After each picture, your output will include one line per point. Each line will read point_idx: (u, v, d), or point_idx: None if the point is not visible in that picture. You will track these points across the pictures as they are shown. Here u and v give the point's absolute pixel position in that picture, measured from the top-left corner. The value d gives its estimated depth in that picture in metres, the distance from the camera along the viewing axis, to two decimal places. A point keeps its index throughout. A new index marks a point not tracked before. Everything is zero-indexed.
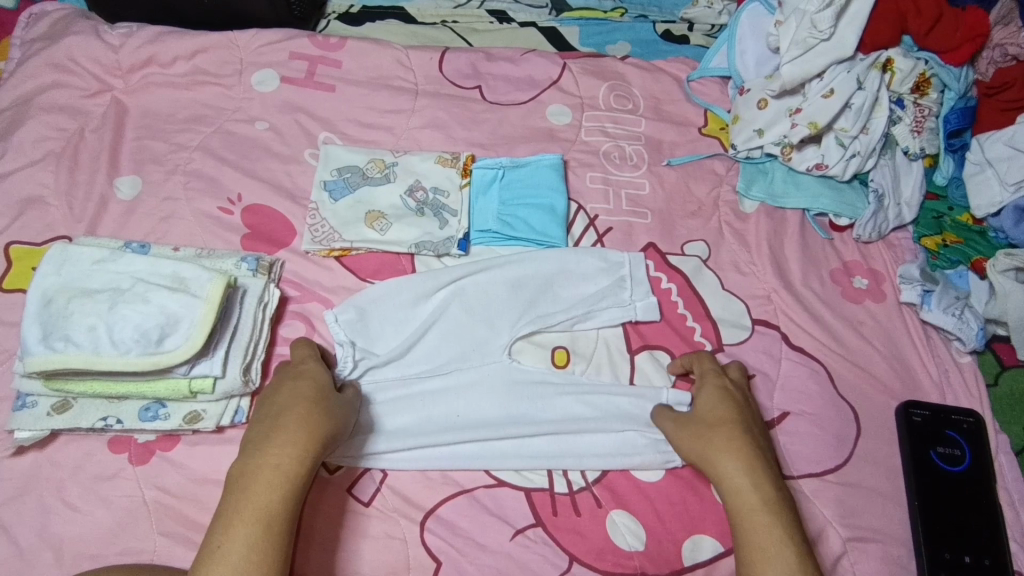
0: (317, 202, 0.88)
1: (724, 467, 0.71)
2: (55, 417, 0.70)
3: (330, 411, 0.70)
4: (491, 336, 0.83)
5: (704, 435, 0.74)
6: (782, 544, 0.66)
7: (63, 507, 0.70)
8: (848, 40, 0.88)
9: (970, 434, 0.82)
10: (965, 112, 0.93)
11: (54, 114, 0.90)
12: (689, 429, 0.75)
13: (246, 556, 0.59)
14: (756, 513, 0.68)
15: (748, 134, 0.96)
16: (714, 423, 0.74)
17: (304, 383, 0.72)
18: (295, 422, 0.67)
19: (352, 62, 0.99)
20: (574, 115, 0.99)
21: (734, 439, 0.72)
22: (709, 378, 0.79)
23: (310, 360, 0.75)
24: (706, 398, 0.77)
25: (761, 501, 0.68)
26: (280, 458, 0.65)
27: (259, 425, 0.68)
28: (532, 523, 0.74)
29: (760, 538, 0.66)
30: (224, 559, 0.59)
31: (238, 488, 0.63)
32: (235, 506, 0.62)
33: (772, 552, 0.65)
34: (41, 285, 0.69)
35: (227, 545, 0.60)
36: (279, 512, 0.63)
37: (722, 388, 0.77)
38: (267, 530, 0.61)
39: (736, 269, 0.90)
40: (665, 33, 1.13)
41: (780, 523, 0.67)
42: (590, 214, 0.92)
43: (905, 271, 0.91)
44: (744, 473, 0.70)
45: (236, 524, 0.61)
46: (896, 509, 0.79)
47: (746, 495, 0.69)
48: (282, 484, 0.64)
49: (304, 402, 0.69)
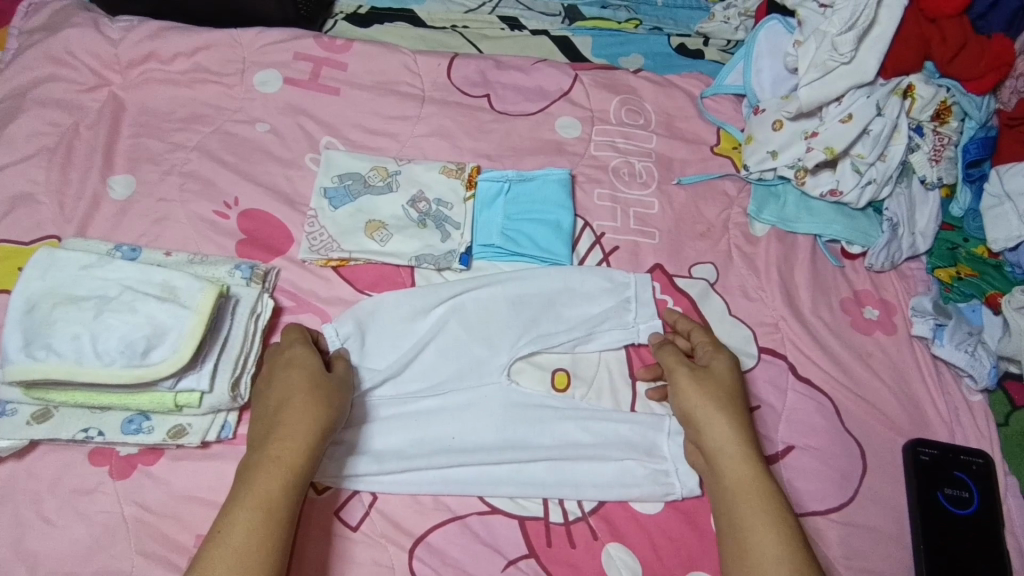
0: (316, 209, 0.85)
1: (727, 440, 0.70)
2: (35, 426, 0.69)
3: (329, 399, 0.68)
4: (490, 355, 0.81)
5: (714, 401, 0.72)
6: (773, 521, 0.65)
7: (39, 521, 0.68)
8: (869, 64, 0.86)
9: (979, 475, 0.80)
10: (986, 142, 0.90)
11: (49, 109, 0.88)
12: (707, 386, 0.73)
13: (248, 539, 0.59)
14: (753, 491, 0.67)
15: (761, 155, 0.94)
16: (727, 393, 0.73)
17: (297, 369, 0.70)
18: (295, 413, 0.66)
19: (358, 65, 0.97)
20: (584, 128, 0.96)
21: (738, 415, 0.72)
22: (721, 350, 0.78)
23: (298, 344, 0.73)
24: (721, 365, 0.76)
25: (758, 480, 0.68)
26: (281, 447, 0.64)
27: (263, 420, 0.68)
28: (524, 554, 0.72)
29: (754, 515, 0.65)
30: (224, 542, 0.58)
31: (242, 479, 0.63)
32: (239, 495, 0.62)
33: (768, 530, 0.64)
34: (24, 291, 0.68)
35: (228, 531, 0.59)
36: (279, 500, 0.62)
37: (733, 362, 0.77)
38: (268, 515, 0.61)
39: (744, 295, 0.88)
40: (680, 47, 1.10)
41: (775, 502, 0.66)
42: (597, 231, 0.90)
43: (917, 303, 0.89)
44: (746, 451, 0.70)
45: (237, 509, 0.60)
46: (900, 551, 0.77)
47: (742, 471, 0.68)
48: (283, 474, 0.63)
49: (302, 391, 0.68)
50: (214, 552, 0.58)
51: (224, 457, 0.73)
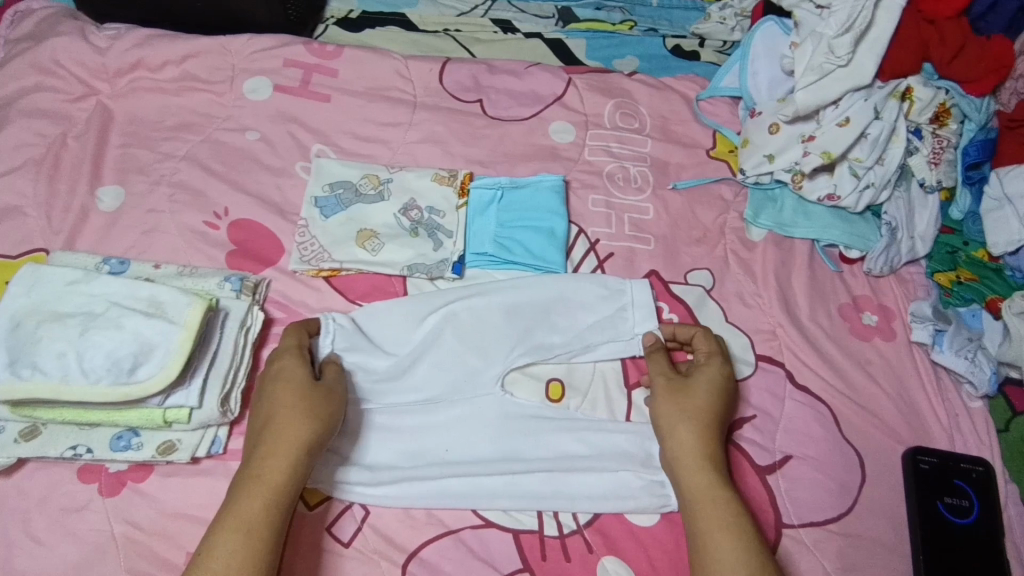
0: (307, 218, 0.84)
1: (690, 454, 0.70)
2: (22, 444, 0.68)
3: (313, 414, 0.67)
4: (484, 366, 0.80)
5: (682, 415, 0.72)
6: (728, 537, 0.65)
7: (28, 540, 0.67)
8: (866, 67, 0.85)
9: (979, 484, 0.79)
10: (985, 145, 0.88)
11: (37, 120, 0.87)
12: (679, 399, 0.73)
13: (226, 562, 0.59)
14: (712, 506, 0.67)
15: (758, 159, 0.92)
16: (700, 403, 0.73)
17: (282, 383, 0.69)
18: (278, 432, 0.66)
19: (349, 71, 0.96)
20: (578, 133, 0.95)
21: (706, 427, 0.72)
22: (714, 359, 0.77)
23: (288, 355, 0.72)
24: (702, 376, 0.75)
25: (717, 495, 0.68)
26: (263, 468, 0.64)
27: (251, 438, 0.68)
28: (519, 568, 0.71)
29: (710, 532, 0.66)
30: (202, 565, 0.58)
31: (227, 500, 0.63)
32: (221, 517, 0.62)
33: (724, 547, 0.65)
34: (9, 309, 0.67)
35: (209, 552, 0.59)
36: (261, 521, 0.62)
37: (724, 373, 0.76)
38: (248, 536, 0.60)
39: (741, 301, 0.87)
40: (676, 48, 1.09)
41: (732, 517, 0.66)
42: (591, 237, 0.89)
43: (916, 309, 0.88)
44: (707, 465, 0.70)
45: (217, 533, 0.60)
46: (899, 562, 0.76)
47: (703, 485, 0.69)
48: (264, 494, 0.63)
49: (286, 407, 0.67)
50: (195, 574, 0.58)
51: (215, 472, 0.72)
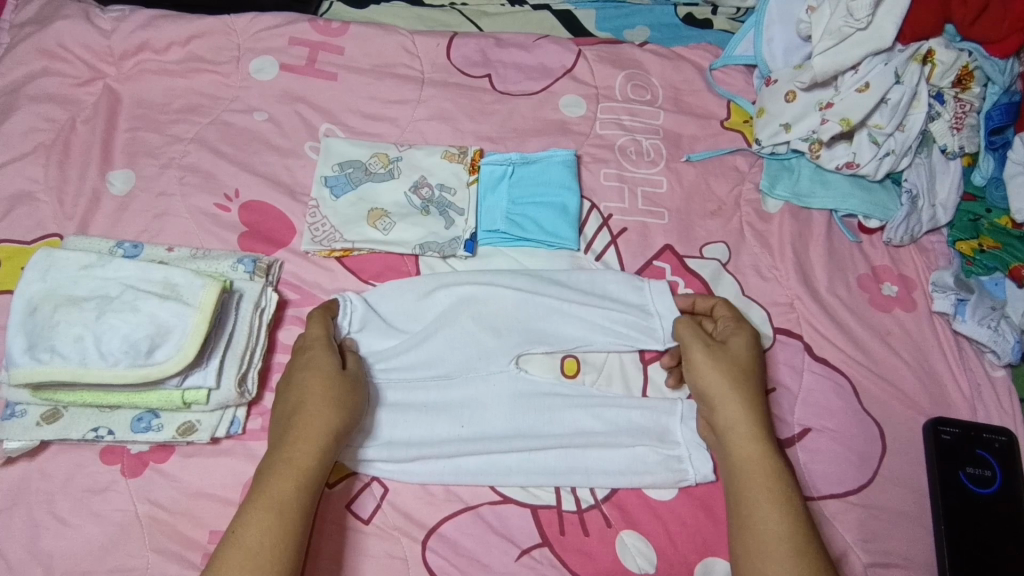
0: (317, 198, 0.84)
1: (738, 423, 0.69)
2: (44, 427, 0.68)
3: (341, 402, 0.68)
4: (499, 344, 0.79)
5: (728, 383, 0.71)
6: (775, 509, 0.65)
7: (53, 521, 0.68)
8: (886, 30, 0.84)
9: (1002, 453, 0.78)
10: (1010, 108, 0.85)
11: (45, 105, 0.86)
12: (723, 366, 0.72)
13: (260, 539, 0.59)
14: (761, 476, 0.67)
15: (774, 128, 0.91)
16: (744, 373, 0.72)
17: (311, 371, 0.69)
18: (311, 418, 0.66)
19: (355, 48, 0.94)
20: (589, 106, 0.94)
21: (753, 397, 0.71)
22: (744, 327, 0.75)
23: (320, 343, 0.71)
24: (741, 343, 0.74)
25: (764, 467, 0.67)
26: (294, 452, 0.64)
27: (279, 425, 0.68)
28: (538, 543, 0.72)
29: (757, 503, 0.66)
30: (237, 544, 0.59)
31: (259, 482, 0.63)
32: (252, 498, 0.62)
33: (769, 518, 0.64)
34: (25, 293, 0.67)
35: (242, 532, 0.60)
36: (293, 501, 0.62)
37: (754, 339, 0.75)
38: (280, 515, 0.61)
39: (757, 273, 0.85)
40: (688, 16, 1.06)
41: (780, 488, 0.66)
42: (604, 213, 0.87)
43: (938, 279, 0.86)
44: (754, 435, 0.69)
45: (252, 512, 0.61)
46: (920, 533, 0.75)
47: (752, 455, 0.68)
48: (295, 476, 0.63)
49: (317, 395, 0.67)
50: (230, 553, 0.59)
51: (234, 453, 0.72)
